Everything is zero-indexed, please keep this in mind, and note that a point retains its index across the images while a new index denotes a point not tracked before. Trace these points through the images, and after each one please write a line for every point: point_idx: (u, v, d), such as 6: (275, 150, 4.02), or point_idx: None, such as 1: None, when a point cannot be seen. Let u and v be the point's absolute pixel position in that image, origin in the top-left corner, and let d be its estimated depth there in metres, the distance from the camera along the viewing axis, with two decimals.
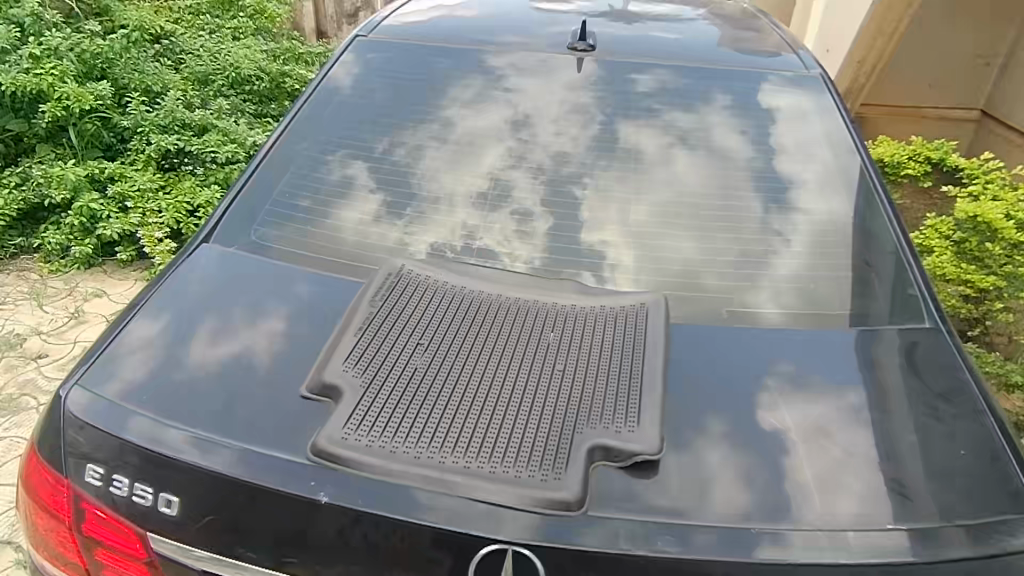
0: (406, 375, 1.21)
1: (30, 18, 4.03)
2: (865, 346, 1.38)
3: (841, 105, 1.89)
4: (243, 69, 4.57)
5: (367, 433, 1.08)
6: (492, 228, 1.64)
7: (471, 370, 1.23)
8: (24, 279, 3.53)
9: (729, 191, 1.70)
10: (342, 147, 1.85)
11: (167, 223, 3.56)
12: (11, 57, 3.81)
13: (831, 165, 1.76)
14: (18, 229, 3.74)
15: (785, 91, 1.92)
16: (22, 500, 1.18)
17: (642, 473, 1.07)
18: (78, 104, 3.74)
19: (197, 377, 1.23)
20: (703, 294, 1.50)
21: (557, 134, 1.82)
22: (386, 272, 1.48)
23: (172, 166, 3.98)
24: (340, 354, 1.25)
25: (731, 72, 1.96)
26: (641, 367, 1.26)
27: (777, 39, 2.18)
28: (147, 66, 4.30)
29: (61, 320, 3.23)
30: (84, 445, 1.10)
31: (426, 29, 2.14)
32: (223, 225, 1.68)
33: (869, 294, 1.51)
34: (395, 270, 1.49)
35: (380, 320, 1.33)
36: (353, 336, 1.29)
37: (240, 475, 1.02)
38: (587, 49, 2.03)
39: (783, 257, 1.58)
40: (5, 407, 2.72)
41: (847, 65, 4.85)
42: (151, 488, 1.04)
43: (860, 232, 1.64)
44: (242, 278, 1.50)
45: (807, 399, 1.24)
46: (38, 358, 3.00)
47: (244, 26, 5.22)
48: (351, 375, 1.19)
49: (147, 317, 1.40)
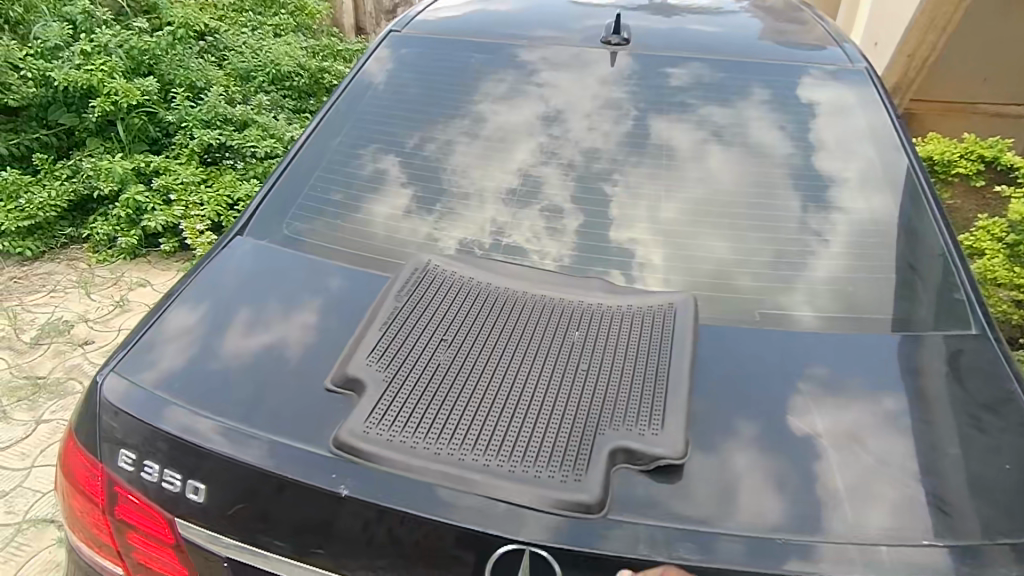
0: (429, 370, 1.21)
1: (82, 15, 4.17)
2: (907, 353, 1.32)
3: (887, 100, 1.82)
4: (283, 65, 4.65)
5: (387, 427, 1.08)
6: (521, 225, 1.63)
7: (492, 366, 1.22)
8: (74, 268, 3.67)
9: (765, 189, 1.65)
10: (373, 141, 1.86)
11: (208, 216, 3.67)
12: (63, 54, 3.95)
13: (875, 163, 1.69)
14: (69, 220, 3.87)
15: (827, 85, 1.85)
16: (60, 482, 1.22)
17: (659, 476, 1.05)
18: (126, 99, 3.85)
19: (231, 364, 1.26)
20: (735, 294, 1.46)
21: (589, 130, 1.80)
22: (412, 267, 1.47)
23: (214, 160, 4.08)
24: (364, 347, 1.25)
25: (770, 66, 1.90)
26: (667, 368, 1.23)
27: (822, 32, 2.11)
28: (192, 62, 4.41)
29: (107, 308, 3.35)
30: (118, 431, 1.13)
31: (460, 23, 2.14)
32: (257, 218, 1.70)
33: (913, 298, 1.45)
34: (422, 266, 1.48)
35: (405, 314, 1.34)
36: (378, 330, 1.30)
37: (267, 465, 1.04)
38: (621, 43, 1.99)
39: (820, 258, 1.53)
40: (53, 391, 2.83)
41: (897, 59, 4.67)
42: (180, 475, 1.07)
43: (904, 232, 1.58)
44: (274, 270, 1.53)
45: (841, 404, 1.20)
46: (84, 344, 3.11)
47: (285, 23, 5.29)
48: (375, 367, 1.20)
49: (184, 305, 1.43)
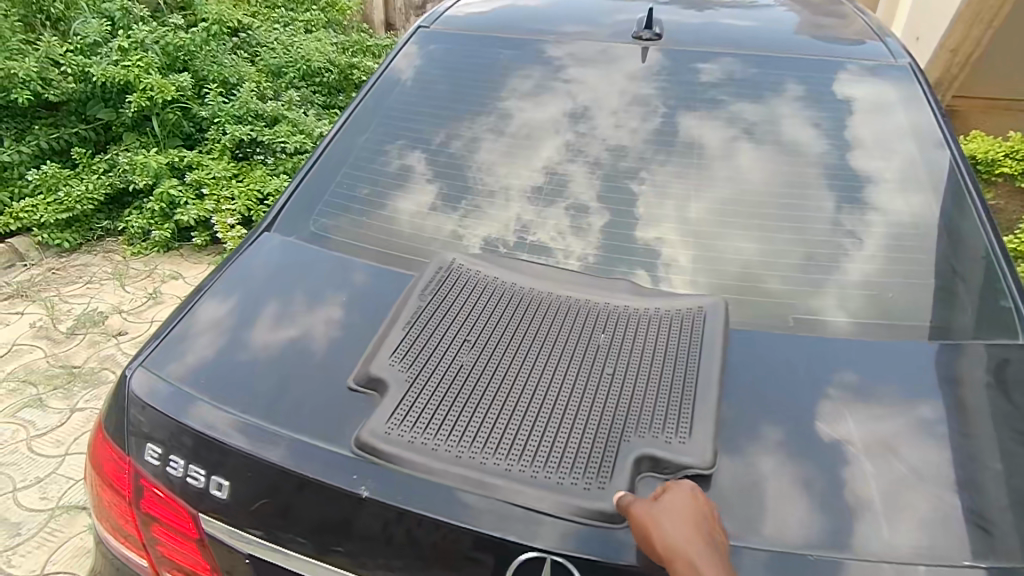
0: (452, 371, 1.20)
1: (120, 12, 4.25)
2: (946, 361, 1.27)
3: (931, 96, 1.74)
4: (313, 61, 4.69)
5: (409, 430, 1.07)
6: (546, 223, 1.61)
7: (515, 368, 1.21)
8: (109, 260, 3.75)
9: (797, 189, 1.59)
10: (400, 137, 1.86)
11: (239, 210, 3.72)
12: (102, 50, 4.03)
13: (916, 162, 1.63)
14: (105, 213, 3.97)
15: (865, 81, 1.78)
16: (89, 473, 1.24)
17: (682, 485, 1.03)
18: (161, 95, 3.92)
19: (256, 359, 1.27)
20: (765, 296, 1.42)
21: (617, 127, 1.76)
22: (437, 265, 1.46)
23: (245, 155, 4.14)
24: (387, 346, 1.24)
25: (806, 61, 1.84)
26: (695, 373, 1.20)
27: (861, 25, 2.04)
28: (225, 58, 4.47)
29: (140, 300, 3.42)
30: (145, 425, 1.14)
31: (489, 19, 2.11)
32: (285, 215, 1.71)
33: (954, 305, 1.39)
34: (446, 264, 1.47)
35: (428, 314, 1.33)
36: (401, 329, 1.29)
37: (289, 462, 1.04)
38: (653, 38, 1.95)
39: (856, 260, 1.48)
40: (87, 380, 2.90)
41: (938, 54, 4.52)
42: (204, 471, 1.07)
43: (947, 235, 1.51)
44: (299, 266, 1.53)
45: (875, 414, 1.15)
46: (118, 335, 3.18)
47: (316, 19, 5.34)
48: (398, 367, 1.19)
49: (213, 299, 1.44)
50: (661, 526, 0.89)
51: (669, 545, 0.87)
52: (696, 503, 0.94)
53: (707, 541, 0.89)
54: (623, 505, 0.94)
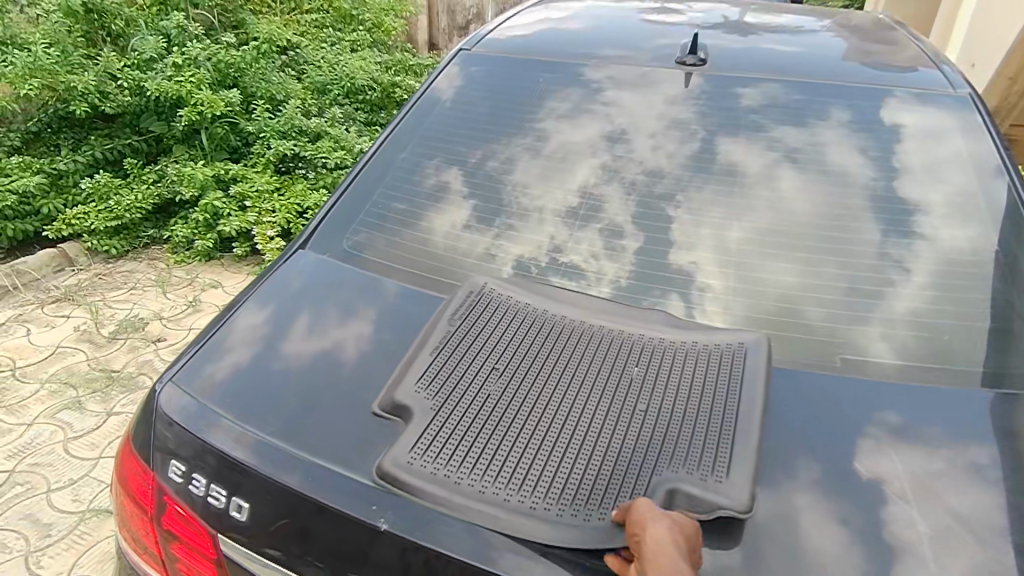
0: (478, 400, 1.17)
1: (176, 30, 4.33)
2: (1003, 411, 1.18)
3: (991, 124, 1.65)
4: (358, 79, 4.81)
5: (432, 461, 1.04)
6: (579, 246, 1.58)
7: (542, 399, 1.17)
8: (154, 267, 3.86)
9: (843, 220, 1.52)
10: (435, 156, 1.86)
11: (279, 222, 3.79)
12: (157, 66, 4.15)
13: (974, 194, 1.54)
14: (152, 221, 4.09)
15: (918, 109, 1.71)
16: (115, 484, 1.24)
17: (713, 526, 0.97)
18: (211, 110, 4.00)
19: (283, 375, 1.26)
20: (806, 331, 1.36)
21: (654, 150, 1.73)
22: (468, 288, 1.44)
23: (288, 169, 4.24)
24: (414, 372, 1.22)
25: (855, 88, 1.77)
26: (733, 410, 1.14)
27: (915, 52, 1.96)
28: (273, 76, 4.59)
29: (180, 307, 3.50)
30: (171, 442, 1.14)
31: (530, 42, 2.11)
32: (320, 231, 1.71)
33: (1012, 350, 1.30)
34: (477, 288, 1.44)
35: (457, 339, 1.30)
36: (428, 355, 1.26)
37: (308, 487, 1.02)
38: (697, 63, 1.91)
39: (905, 295, 1.40)
40: (125, 385, 2.96)
41: (996, 80, 4.35)
42: (225, 492, 1.06)
43: (1006, 271, 1.41)
44: (330, 283, 1.53)
45: (926, 465, 1.08)
46: (157, 341, 3.25)
47: (362, 39, 5.44)
48: (423, 394, 1.17)
49: (246, 311, 1.45)
50: (645, 521, 0.90)
51: (651, 529, 0.88)
52: (691, 526, 0.93)
53: (687, 547, 0.89)
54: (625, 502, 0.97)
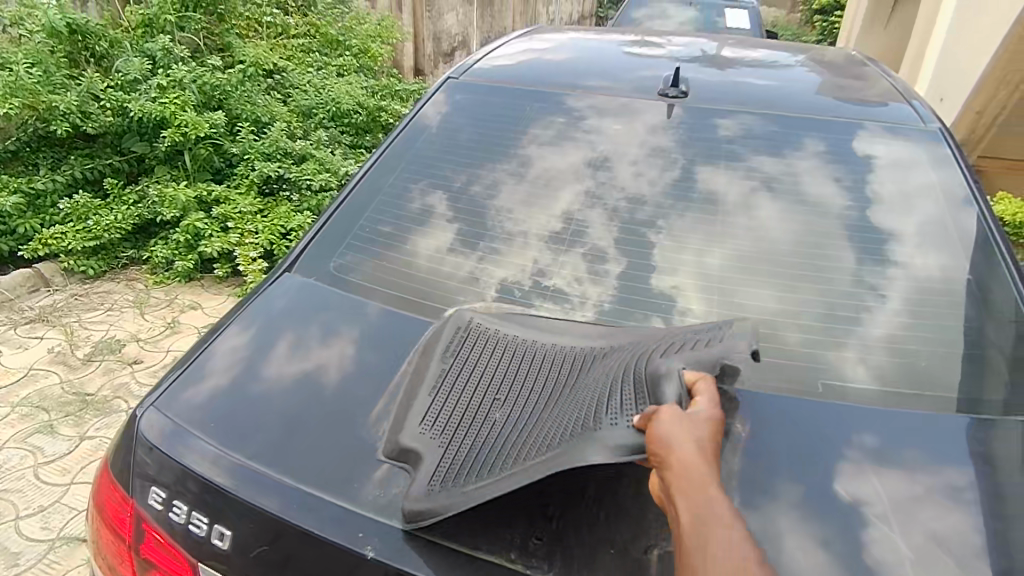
0: (484, 429, 1.15)
1: (162, 52, 4.29)
2: (979, 436, 1.21)
3: (960, 156, 1.72)
4: (344, 103, 4.84)
5: (448, 484, 1.02)
6: (563, 269, 1.60)
7: (543, 408, 1.18)
8: (132, 288, 3.81)
9: (820, 247, 1.57)
10: (421, 180, 1.87)
11: (261, 244, 3.77)
12: (141, 87, 4.12)
13: (944, 223, 1.59)
14: (132, 242, 4.05)
15: (889, 140, 1.77)
16: (92, 512, 1.22)
17: None
18: (194, 131, 3.99)
19: (267, 396, 1.26)
20: (786, 353, 1.38)
21: (636, 176, 1.77)
22: (455, 324, 1.43)
23: (272, 191, 4.24)
24: (415, 413, 1.19)
25: (830, 120, 1.83)
26: (720, 354, 1.20)
27: (886, 86, 2.04)
28: (259, 98, 4.60)
29: (158, 329, 3.45)
30: (151, 468, 1.13)
31: (516, 72, 2.16)
32: (306, 254, 1.72)
33: (984, 374, 1.34)
34: (464, 324, 1.43)
35: (454, 377, 1.28)
36: (427, 396, 1.24)
37: (291, 514, 1.01)
38: (678, 95, 1.96)
39: (881, 320, 1.44)
40: (99, 409, 2.90)
41: (965, 112, 4.52)
42: (207, 519, 1.04)
43: (976, 299, 1.46)
44: (314, 305, 1.52)
45: (905, 488, 1.10)
46: (133, 363, 3.19)
47: (349, 63, 5.49)
48: (425, 433, 1.15)
49: (230, 334, 1.44)
50: (666, 438, 0.91)
51: (675, 451, 0.89)
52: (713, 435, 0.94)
53: (715, 461, 0.89)
54: (649, 415, 0.98)
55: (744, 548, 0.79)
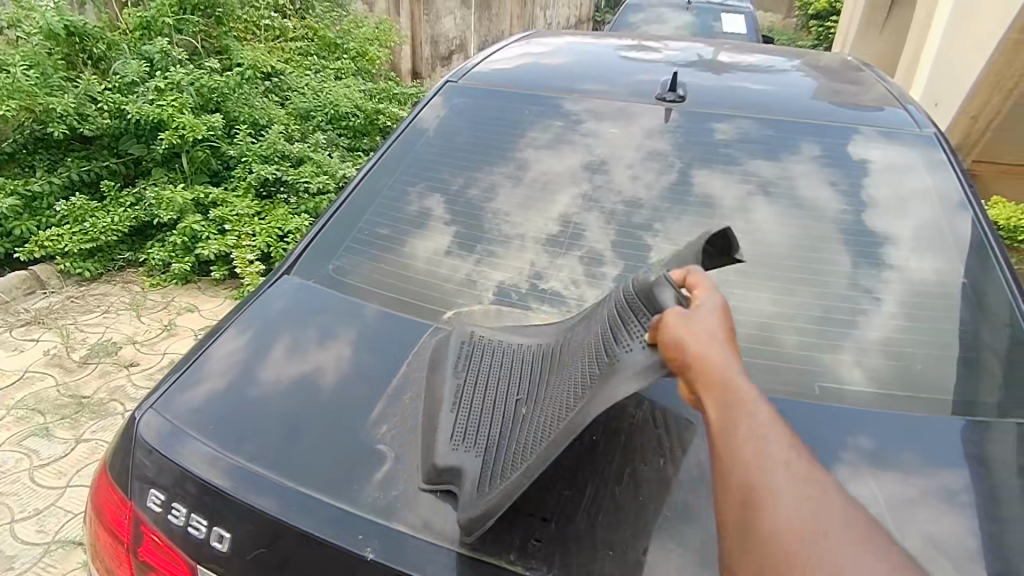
0: (517, 422, 1.11)
1: (160, 54, 4.30)
2: (974, 438, 1.22)
3: (954, 160, 1.73)
4: (342, 106, 4.84)
5: (500, 482, 1.00)
6: (560, 272, 1.61)
7: (556, 376, 1.16)
8: (128, 291, 3.80)
9: (815, 250, 1.57)
10: (419, 183, 1.88)
11: (259, 246, 3.76)
12: (139, 89, 4.12)
13: (939, 227, 1.60)
14: (128, 244, 4.04)
15: (883, 144, 1.78)
16: (90, 515, 1.21)
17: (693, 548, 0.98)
18: (192, 133, 3.99)
19: (264, 397, 1.26)
20: (781, 355, 1.39)
21: (633, 179, 1.78)
22: (458, 339, 1.37)
23: (269, 194, 4.24)
24: (442, 434, 1.14)
25: (826, 125, 1.84)
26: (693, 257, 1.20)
27: (882, 91, 2.06)
28: (257, 101, 4.60)
29: (155, 331, 3.44)
30: (150, 470, 1.13)
31: (514, 75, 2.16)
32: (304, 258, 1.72)
33: (979, 376, 1.35)
34: (467, 338, 1.37)
35: (471, 391, 1.23)
36: (449, 413, 1.18)
37: (290, 516, 1.01)
38: (676, 99, 1.97)
39: (875, 323, 1.45)
40: (95, 411, 2.89)
41: (960, 117, 4.55)
42: (206, 521, 1.04)
43: (970, 301, 1.47)
44: (312, 307, 1.53)
45: (900, 489, 1.11)
46: (129, 366, 3.18)
47: (346, 67, 5.50)
48: (456, 446, 1.10)
49: (227, 337, 1.44)
50: (685, 343, 0.90)
51: (695, 354, 0.88)
52: (723, 323, 0.94)
53: (732, 350, 0.90)
54: (658, 323, 0.97)
55: (780, 441, 0.78)
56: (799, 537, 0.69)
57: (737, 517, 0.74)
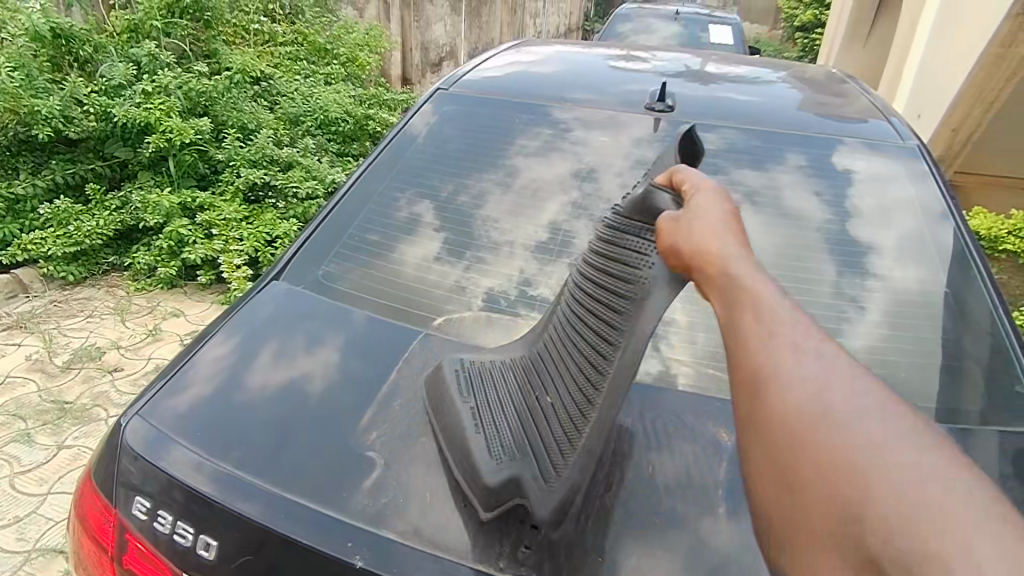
0: (549, 413, 1.06)
1: (147, 57, 4.29)
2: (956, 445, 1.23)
3: (936, 171, 1.77)
4: (331, 111, 4.83)
5: (568, 450, 1.00)
6: (549, 279, 1.62)
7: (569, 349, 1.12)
8: (113, 295, 3.76)
9: (801, 259, 1.60)
10: (409, 189, 1.88)
11: (246, 251, 3.74)
12: (126, 92, 4.09)
13: (922, 236, 1.63)
14: (113, 247, 3.99)
15: (867, 155, 1.81)
16: (74, 523, 1.20)
17: (681, 554, 0.99)
18: (179, 137, 3.97)
19: (252, 403, 1.26)
20: None
21: (622, 187, 1.79)
22: (451, 369, 1.24)
23: (257, 199, 4.22)
24: (479, 453, 1.05)
25: (812, 136, 1.87)
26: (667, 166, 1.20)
27: (866, 103, 2.09)
28: (245, 105, 4.58)
29: (140, 336, 3.41)
30: (136, 477, 1.12)
31: (504, 84, 2.17)
32: (294, 263, 1.71)
33: (960, 384, 1.37)
34: (460, 368, 1.24)
35: (489, 406, 1.13)
36: (473, 433, 1.09)
37: (278, 523, 1.00)
38: (665, 109, 1.99)
39: (860, 331, 1.47)
40: (78, 417, 2.85)
41: (942, 128, 4.61)
42: (193, 529, 1.03)
43: (953, 310, 1.50)
44: (300, 312, 1.52)
45: None
46: (113, 371, 3.15)
47: (336, 72, 5.49)
48: (498, 446, 1.05)
49: (214, 342, 1.43)
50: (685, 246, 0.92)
51: (696, 253, 0.89)
52: (724, 219, 0.93)
53: (733, 241, 0.89)
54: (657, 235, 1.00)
55: (789, 321, 0.77)
56: (807, 411, 0.68)
57: (747, 397, 0.73)
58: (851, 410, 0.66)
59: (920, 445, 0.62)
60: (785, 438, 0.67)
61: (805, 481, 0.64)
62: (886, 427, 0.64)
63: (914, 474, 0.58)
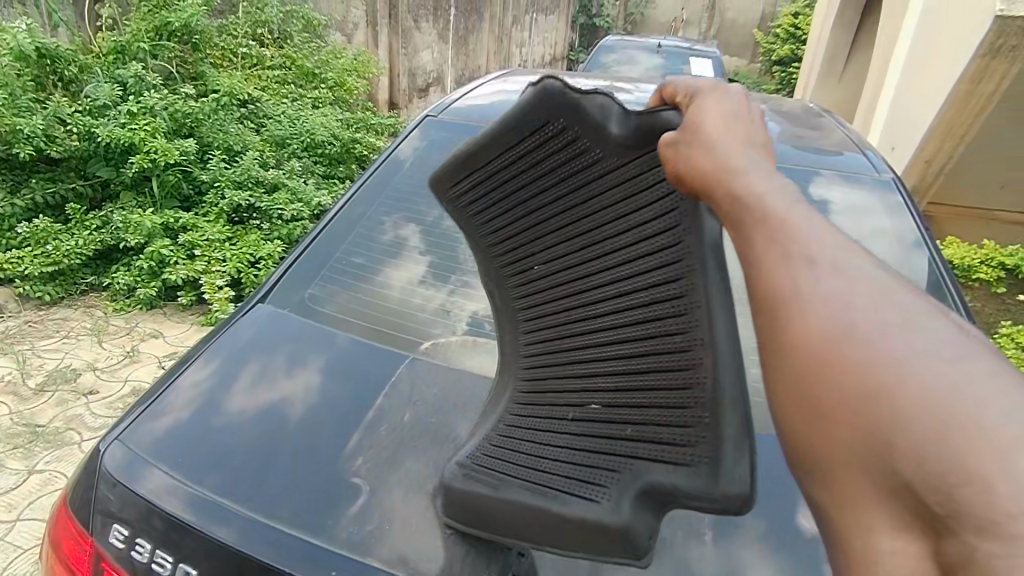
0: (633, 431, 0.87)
1: (133, 78, 4.29)
2: None
3: (911, 203, 1.83)
4: (318, 135, 4.85)
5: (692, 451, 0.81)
6: None
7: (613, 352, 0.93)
8: (90, 315, 3.70)
9: None
10: (395, 213, 1.89)
11: (229, 272, 3.72)
12: (110, 112, 4.07)
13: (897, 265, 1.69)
14: (92, 267, 3.94)
15: (843, 186, 1.86)
16: (46, 550, 1.17)
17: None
18: (164, 158, 3.96)
19: (233, 428, 1.24)
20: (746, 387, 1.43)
21: None
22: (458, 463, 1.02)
23: (241, 220, 4.21)
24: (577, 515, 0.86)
25: (789, 166, 1.92)
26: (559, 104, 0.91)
27: (841, 136, 2.16)
28: (231, 127, 4.57)
29: (117, 358, 3.35)
30: (113, 504, 1.09)
31: (490, 111, 2.21)
32: (278, 286, 1.70)
33: None
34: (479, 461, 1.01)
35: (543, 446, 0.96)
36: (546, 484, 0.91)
37: (260, 551, 0.99)
38: None
39: None
40: (50, 441, 2.78)
41: (915, 160, 4.71)
42: (171, 557, 1.01)
43: None
44: (282, 335, 1.51)
45: None
46: (88, 394, 3.08)
47: (324, 96, 5.51)
48: (585, 490, 0.87)
49: (194, 366, 1.42)
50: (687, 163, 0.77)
51: (696, 166, 0.76)
52: (719, 116, 0.79)
53: (734, 139, 0.76)
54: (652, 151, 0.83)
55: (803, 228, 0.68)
56: (836, 330, 0.61)
57: (765, 318, 0.66)
58: (876, 325, 0.60)
59: (956, 358, 0.58)
60: (808, 361, 0.61)
61: (842, 409, 0.58)
62: (913, 344, 0.59)
63: (945, 392, 0.55)
